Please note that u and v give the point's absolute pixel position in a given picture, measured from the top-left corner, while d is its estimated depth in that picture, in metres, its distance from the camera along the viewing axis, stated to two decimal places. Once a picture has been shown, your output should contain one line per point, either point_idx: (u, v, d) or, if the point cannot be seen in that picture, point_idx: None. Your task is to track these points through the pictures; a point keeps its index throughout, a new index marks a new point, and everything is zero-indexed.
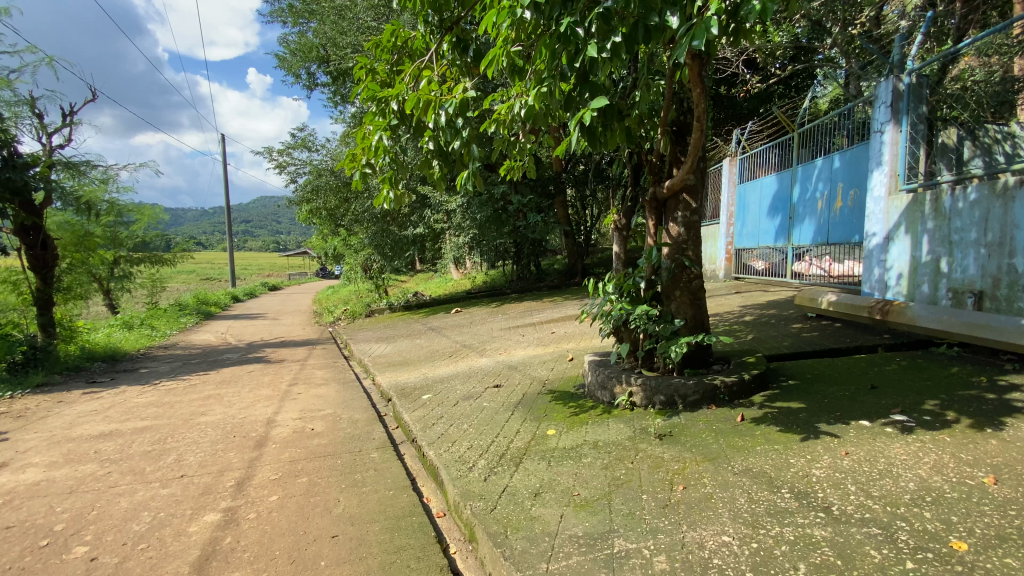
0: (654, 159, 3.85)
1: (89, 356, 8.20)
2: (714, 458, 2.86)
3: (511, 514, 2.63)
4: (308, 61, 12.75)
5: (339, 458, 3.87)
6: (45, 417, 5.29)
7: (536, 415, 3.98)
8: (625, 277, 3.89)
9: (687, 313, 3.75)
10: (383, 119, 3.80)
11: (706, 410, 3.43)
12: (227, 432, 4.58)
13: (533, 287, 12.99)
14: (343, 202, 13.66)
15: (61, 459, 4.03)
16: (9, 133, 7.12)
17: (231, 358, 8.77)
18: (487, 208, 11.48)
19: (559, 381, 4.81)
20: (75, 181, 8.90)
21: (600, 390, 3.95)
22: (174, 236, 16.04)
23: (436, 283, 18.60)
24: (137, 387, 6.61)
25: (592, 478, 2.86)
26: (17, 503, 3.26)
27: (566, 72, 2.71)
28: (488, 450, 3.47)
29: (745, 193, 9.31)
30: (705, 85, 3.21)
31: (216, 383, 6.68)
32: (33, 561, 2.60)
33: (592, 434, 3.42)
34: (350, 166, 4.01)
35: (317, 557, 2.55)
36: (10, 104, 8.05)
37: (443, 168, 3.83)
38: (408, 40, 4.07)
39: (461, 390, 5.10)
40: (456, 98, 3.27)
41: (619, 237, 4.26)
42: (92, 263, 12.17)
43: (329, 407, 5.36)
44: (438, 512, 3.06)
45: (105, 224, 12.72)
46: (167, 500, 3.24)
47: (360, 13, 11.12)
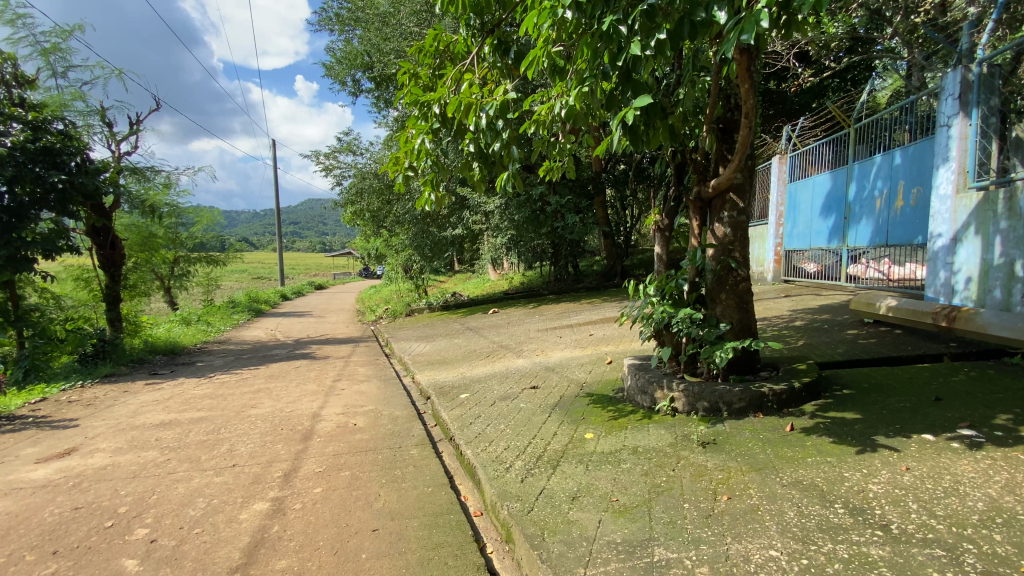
0: (700, 158, 3.75)
1: (151, 349, 8.75)
2: (761, 468, 2.75)
3: (547, 516, 2.61)
4: (353, 69, 13.15)
5: (380, 453, 3.96)
6: (112, 405, 5.69)
7: (574, 417, 3.94)
8: (667, 278, 3.78)
9: (733, 316, 3.62)
10: (424, 122, 3.83)
11: (753, 419, 3.30)
12: (275, 424, 4.77)
13: (571, 288, 12.92)
14: (386, 204, 14.00)
15: (126, 445, 4.32)
16: (81, 141, 7.71)
17: (280, 353, 9.17)
18: (524, 209, 11.49)
19: (597, 384, 4.76)
20: (140, 185, 9.56)
21: (640, 394, 3.85)
22: (228, 237, 16.92)
23: (474, 283, 18.82)
24: (194, 379, 7.01)
25: (632, 484, 2.81)
26: (86, 485, 3.51)
27: (609, 72, 2.68)
28: (525, 451, 3.46)
29: (795, 192, 8.91)
30: (754, 80, 3.14)
31: (266, 377, 7.00)
32: (99, 540, 2.78)
33: (632, 439, 3.35)
34: (393, 169, 4.06)
35: (359, 549, 2.61)
36: (83, 115, 8.73)
37: (483, 170, 3.88)
38: (450, 44, 4.06)
39: (498, 390, 5.11)
40: (496, 100, 3.29)
41: (660, 238, 4.15)
42: (154, 263, 12.99)
43: (371, 403, 5.50)
44: (475, 511, 3.07)
45: (167, 225, 13.54)
46: (220, 487, 3.41)
47: (403, 19, 11.33)
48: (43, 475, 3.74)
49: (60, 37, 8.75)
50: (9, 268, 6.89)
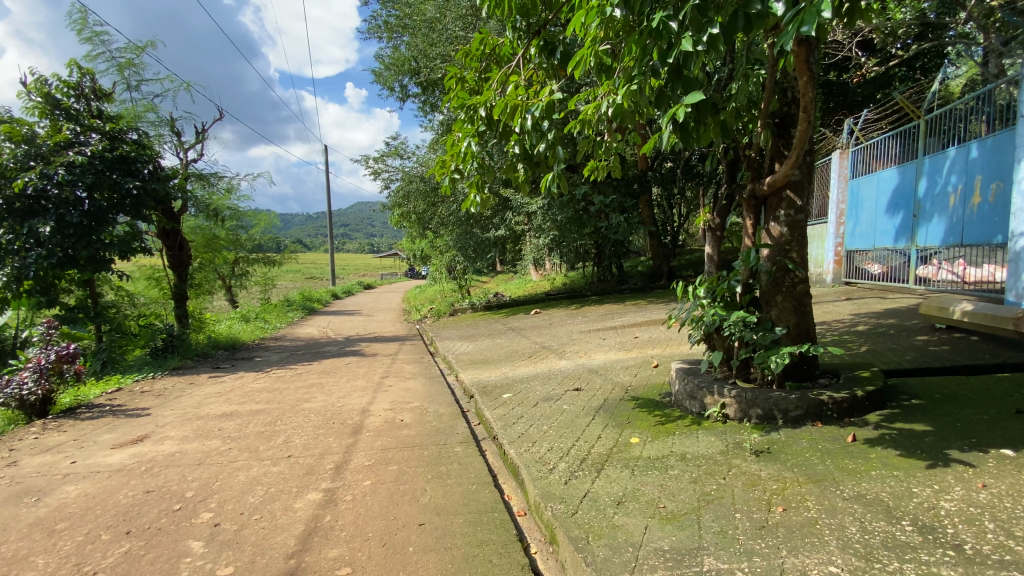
0: (754, 154, 3.61)
1: (214, 344, 9.31)
2: (819, 480, 2.61)
3: (592, 520, 2.59)
4: (401, 74, 13.50)
5: (425, 449, 4.04)
6: (180, 396, 6.09)
7: (618, 421, 3.88)
8: (718, 280, 3.66)
9: (790, 320, 3.46)
10: (470, 125, 3.88)
11: (811, 428, 3.15)
12: (327, 418, 4.97)
13: (615, 289, 12.74)
14: (431, 206, 14.29)
15: (192, 434, 4.62)
16: (153, 150, 8.30)
17: (331, 350, 9.54)
18: (567, 209, 11.39)
19: (643, 388, 4.67)
20: (205, 190, 10.20)
21: (688, 400, 3.75)
22: (284, 239, 17.78)
23: (516, 283, 18.90)
24: (252, 374, 7.40)
25: (680, 491, 2.73)
26: (158, 470, 3.78)
27: (659, 69, 2.62)
28: (569, 453, 3.44)
29: (857, 189, 8.41)
30: (813, 72, 3.00)
31: (318, 373, 7.29)
32: (169, 522, 2.99)
33: (680, 445, 3.26)
34: (439, 172, 4.14)
35: (406, 543, 2.68)
36: (155, 126, 9.41)
37: (528, 171, 3.89)
38: (496, 47, 4.09)
39: (541, 391, 5.11)
40: (542, 101, 3.29)
41: (711, 238, 4.03)
42: (217, 263, 13.83)
43: (417, 400, 5.63)
44: (519, 511, 3.08)
45: (229, 228, 14.38)
46: (277, 477, 3.59)
47: (449, 23, 11.54)
48: (120, 459, 4.06)
49: (134, 53, 9.48)
50: (90, 268, 7.51)
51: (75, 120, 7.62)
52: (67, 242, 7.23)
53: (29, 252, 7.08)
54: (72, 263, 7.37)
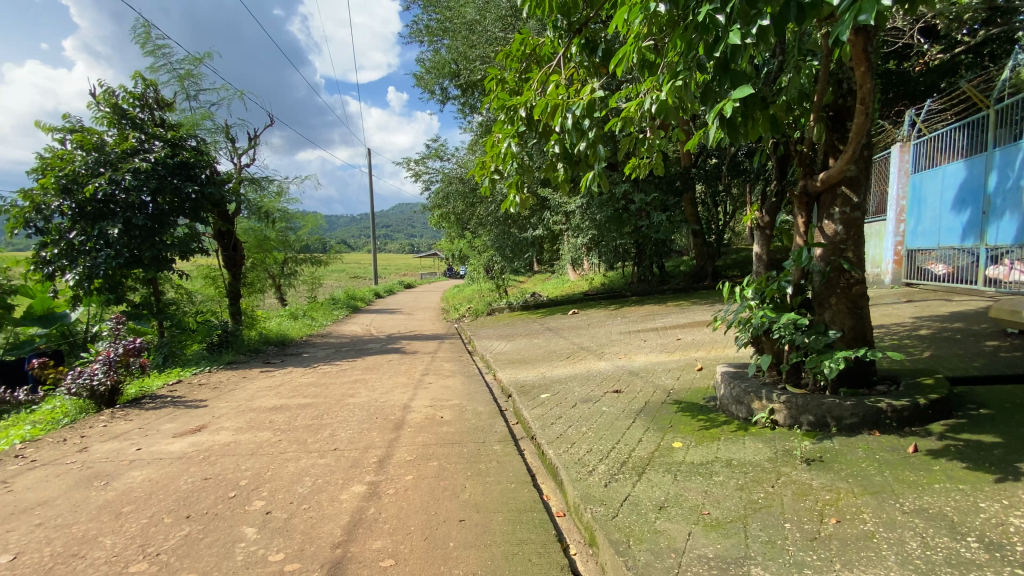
0: (806, 149, 3.47)
1: (265, 340, 9.75)
2: (876, 492, 2.48)
3: (633, 524, 2.55)
4: (441, 77, 13.72)
5: (465, 447, 4.10)
6: (234, 389, 6.42)
7: (660, 425, 3.81)
8: (767, 281, 3.53)
9: (845, 323, 3.30)
10: (511, 126, 3.90)
11: (867, 437, 2.99)
12: (370, 413, 5.11)
13: (656, 289, 12.49)
14: (470, 207, 14.45)
15: (246, 425, 4.86)
16: (210, 156, 8.78)
17: (373, 347, 9.81)
18: (607, 208, 11.24)
19: (686, 391, 4.56)
20: (257, 193, 10.70)
21: (734, 404, 3.63)
22: (329, 240, 18.42)
23: (554, 283, 18.82)
24: (300, 369, 7.71)
25: (725, 498, 2.66)
26: (215, 459, 4.00)
27: (705, 64, 2.55)
28: (609, 456, 3.40)
29: (919, 184, 7.90)
30: (871, 62, 2.86)
31: (361, 369, 7.51)
32: (225, 508, 3.16)
33: (725, 451, 3.17)
34: (479, 173, 4.18)
35: (447, 538, 2.73)
36: (212, 133, 9.95)
37: (568, 170, 3.86)
38: (536, 47, 4.09)
39: (580, 392, 5.07)
40: (583, 100, 3.27)
41: (760, 237, 3.89)
42: (268, 263, 14.47)
43: (456, 397, 5.71)
44: (558, 512, 3.08)
45: (279, 229, 15.04)
46: (324, 469, 3.73)
47: (488, 25, 11.62)
48: (180, 447, 4.31)
49: (192, 64, 10.06)
50: (154, 267, 8.03)
51: (140, 128, 8.16)
52: (134, 243, 7.74)
53: (100, 253, 7.60)
54: (137, 262, 7.87)
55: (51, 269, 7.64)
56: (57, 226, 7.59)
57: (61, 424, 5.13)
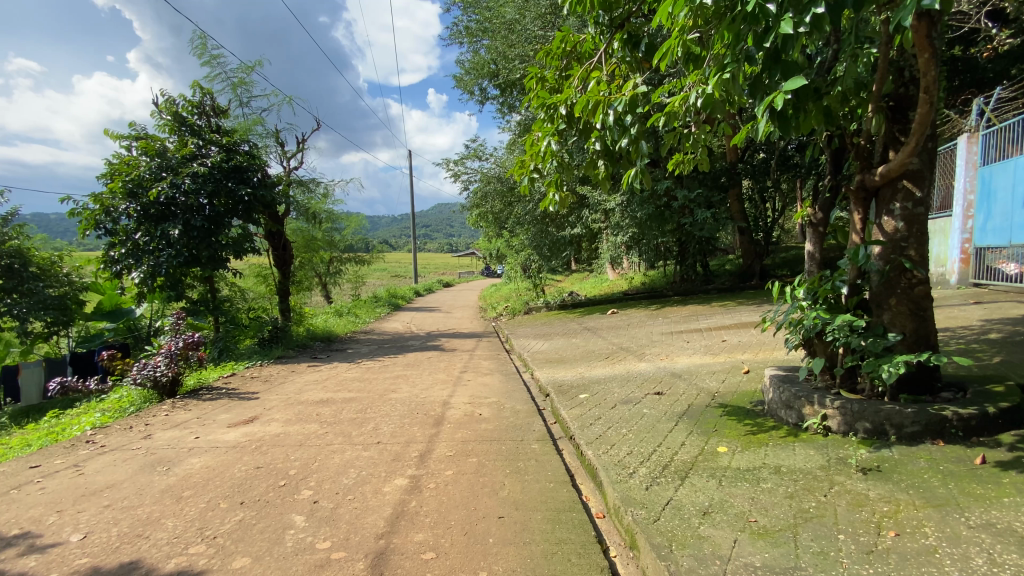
0: (863, 142, 3.29)
1: (312, 336, 10.14)
2: (939, 505, 2.33)
3: (676, 529, 2.50)
4: (481, 78, 13.84)
5: (504, 444, 4.13)
6: (283, 383, 6.71)
7: (704, 428, 3.71)
8: (820, 280, 3.37)
9: (906, 325, 3.12)
10: (550, 124, 3.89)
11: (930, 446, 2.82)
12: (411, 409, 5.23)
13: (699, 289, 12.16)
14: (508, 206, 14.51)
15: (295, 417, 5.08)
16: (262, 160, 9.18)
17: (414, 344, 10.01)
18: (648, 205, 10.98)
19: (731, 394, 4.42)
20: (305, 195, 11.13)
21: (784, 409, 3.49)
22: (372, 239, 18.93)
23: (592, 282, 18.64)
24: (345, 364, 7.97)
25: (774, 506, 2.56)
26: (266, 448, 4.20)
27: (755, 55, 2.45)
28: (650, 459, 3.34)
29: (989, 177, 7.33)
30: (937, 48, 2.68)
31: (403, 365, 7.69)
32: (276, 496, 3.31)
33: (773, 458, 3.06)
34: (519, 172, 4.18)
35: (487, 534, 2.76)
36: (263, 137, 10.42)
37: (609, 167, 3.81)
38: (577, 43, 4.06)
39: (620, 393, 5.01)
40: (625, 96, 3.22)
41: (812, 234, 3.72)
42: (314, 262, 15.03)
43: (495, 395, 5.76)
44: (598, 513, 3.05)
45: (325, 230, 15.58)
46: (367, 461, 3.84)
47: (528, 24, 11.62)
48: (234, 437, 4.54)
49: (245, 73, 10.55)
50: (210, 266, 8.49)
51: (198, 134, 8.65)
52: (192, 243, 8.21)
53: (162, 252, 8.09)
54: (195, 261, 8.34)
55: (119, 268, 8.19)
56: (124, 227, 8.14)
57: (127, 412, 5.50)
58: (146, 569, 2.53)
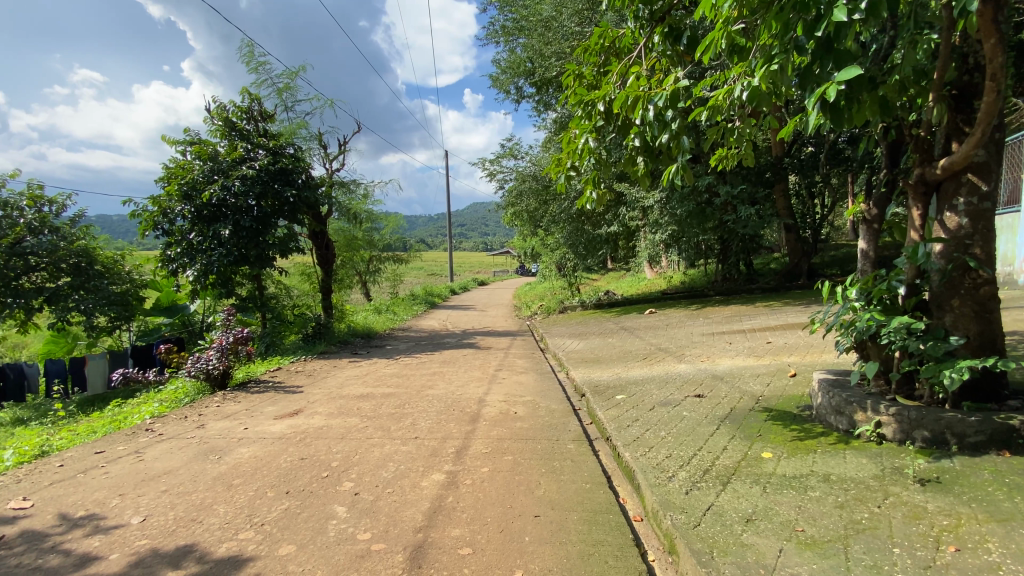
0: (922, 133, 3.10)
1: (353, 332, 10.45)
2: (1007, 521, 2.18)
3: (717, 535, 2.43)
4: (517, 76, 13.84)
5: (539, 443, 4.12)
6: (326, 377, 6.93)
7: (747, 433, 3.59)
8: (874, 280, 3.20)
9: (970, 329, 2.92)
10: (588, 121, 3.84)
11: (995, 458, 2.64)
12: (448, 405, 5.30)
13: (741, 288, 11.78)
14: (543, 204, 14.47)
15: (336, 411, 5.24)
16: (306, 162, 9.50)
17: (450, 342, 10.15)
18: (688, 202, 10.62)
19: (776, 398, 4.26)
20: (346, 195, 11.45)
21: (834, 415, 3.34)
22: (410, 238, 19.27)
23: (629, 281, 18.36)
24: (383, 360, 8.16)
25: (822, 516, 2.45)
26: (310, 440, 4.35)
27: (805, 44, 2.35)
28: (690, 463, 3.26)
29: None
30: (1007, 31, 2.49)
31: (439, 362, 7.81)
32: (319, 487, 3.42)
33: (822, 465, 2.93)
34: (555, 170, 4.15)
35: (523, 532, 2.76)
36: (307, 140, 10.78)
37: (648, 164, 3.74)
38: (616, 38, 4.00)
39: (658, 395, 4.91)
40: (666, 90, 3.14)
41: (866, 231, 3.54)
42: (354, 260, 15.45)
43: (530, 394, 5.77)
44: (635, 516, 3.00)
45: (364, 229, 15.99)
46: (406, 455, 3.92)
47: (565, 21, 11.53)
48: (280, 428, 4.73)
49: (289, 78, 10.95)
50: (258, 264, 8.86)
51: (247, 139, 9.03)
52: (241, 243, 8.58)
53: (214, 251, 8.49)
54: (244, 260, 8.72)
55: (175, 266, 8.65)
56: (179, 228, 8.60)
57: (182, 403, 5.82)
58: (199, 552, 2.67)
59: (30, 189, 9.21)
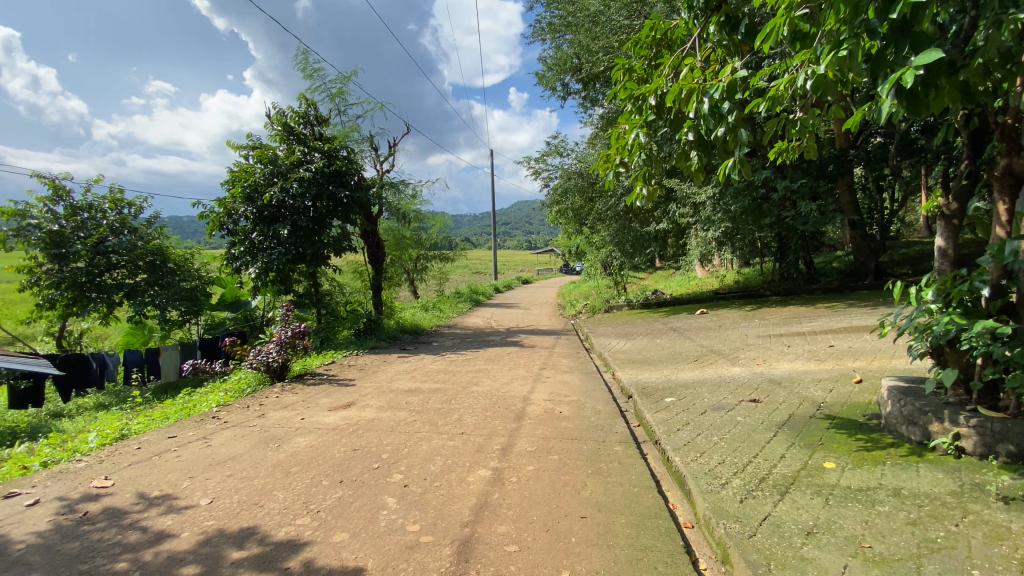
0: (1009, 120, 2.83)
1: (401, 329, 10.73)
2: None
3: (775, 547, 2.32)
4: (563, 73, 13.74)
5: (585, 443, 4.09)
6: (376, 372, 7.15)
7: (808, 442, 3.40)
8: (954, 281, 2.95)
9: None
10: (638, 116, 3.72)
11: None
12: (493, 402, 5.34)
13: (800, 289, 11.19)
14: (589, 202, 14.31)
15: (386, 405, 5.40)
16: (358, 163, 9.84)
17: (495, 339, 10.23)
18: (743, 197, 10.16)
19: (840, 405, 4.02)
20: (395, 195, 11.77)
21: (906, 425, 3.11)
22: (455, 237, 19.56)
23: (677, 280, 17.85)
24: (430, 356, 8.33)
25: (892, 532, 2.29)
26: (361, 432, 4.50)
27: (877, 27, 2.19)
28: (745, 470, 3.13)
29: None
30: None
31: (484, 359, 7.89)
32: (370, 478, 3.54)
33: (892, 478, 2.73)
34: (603, 167, 4.09)
35: (569, 533, 2.75)
36: (359, 142, 11.16)
37: (702, 158, 3.61)
38: (669, 30, 3.87)
39: (710, 398, 4.75)
40: (722, 82, 3.00)
41: (944, 228, 3.28)
42: (403, 259, 15.85)
43: (575, 394, 5.72)
44: (686, 522, 2.91)
45: (412, 228, 16.37)
46: (453, 450, 3.99)
47: (613, 14, 11.33)
48: (334, 419, 4.93)
49: (342, 83, 11.36)
50: (314, 262, 9.26)
51: (304, 142, 9.45)
52: (299, 242, 8.99)
53: (273, 250, 8.94)
54: (301, 259, 9.14)
55: (238, 263, 9.16)
56: (242, 228, 9.08)
57: (244, 393, 6.16)
58: (261, 535, 2.82)
59: (113, 193, 10.01)
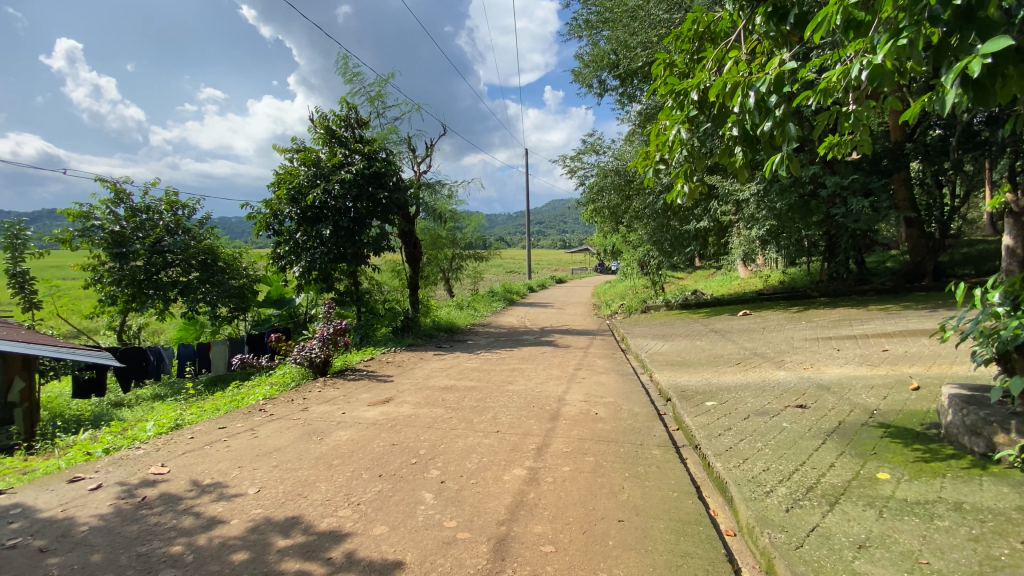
0: None
1: (438, 327, 10.88)
2: None
3: (824, 560, 2.22)
4: (600, 70, 13.59)
5: (622, 446, 4.03)
6: (413, 369, 7.29)
7: (860, 450, 3.24)
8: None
9: None
10: (679, 112, 3.62)
11: None
12: (528, 401, 5.35)
13: (850, 290, 10.67)
14: (626, 200, 14.10)
15: (423, 401, 5.49)
16: (396, 164, 10.04)
17: (530, 339, 10.23)
18: (789, 194, 9.77)
19: (895, 413, 3.82)
20: (432, 195, 11.94)
21: (969, 436, 2.92)
22: (490, 237, 19.66)
23: (717, 281, 17.35)
24: (466, 355, 8.42)
25: (952, 548, 2.16)
26: (399, 428, 4.60)
27: (940, 13, 2.06)
28: (791, 478, 3.01)
29: None
30: None
31: (519, 359, 7.90)
32: (408, 473, 3.61)
33: (953, 492, 2.57)
34: (643, 164, 4.01)
35: (606, 535, 2.72)
36: (397, 143, 11.38)
37: (747, 154, 3.49)
38: (712, 23, 3.76)
39: (753, 403, 4.59)
40: (770, 74, 2.89)
41: None
42: (439, 258, 16.06)
43: (612, 395, 5.66)
44: (728, 529, 2.83)
45: (448, 228, 16.56)
46: (488, 448, 4.02)
47: (652, 9, 11.11)
48: (374, 415, 5.06)
49: (381, 86, 11.61)
50: (354, 261, 9.52)
51: (345, 145, 9.72)
52: (340, 241, 9.26)
53: (316, 249, 9.25)
54: (342, 258, 9.40)
55: (283, 262, 9.52)
56: (287, 228, 9.43)
57: (289, 387, 6.39)
58: (305, 524, 2.93)
59: (169, 196, 10.58)
